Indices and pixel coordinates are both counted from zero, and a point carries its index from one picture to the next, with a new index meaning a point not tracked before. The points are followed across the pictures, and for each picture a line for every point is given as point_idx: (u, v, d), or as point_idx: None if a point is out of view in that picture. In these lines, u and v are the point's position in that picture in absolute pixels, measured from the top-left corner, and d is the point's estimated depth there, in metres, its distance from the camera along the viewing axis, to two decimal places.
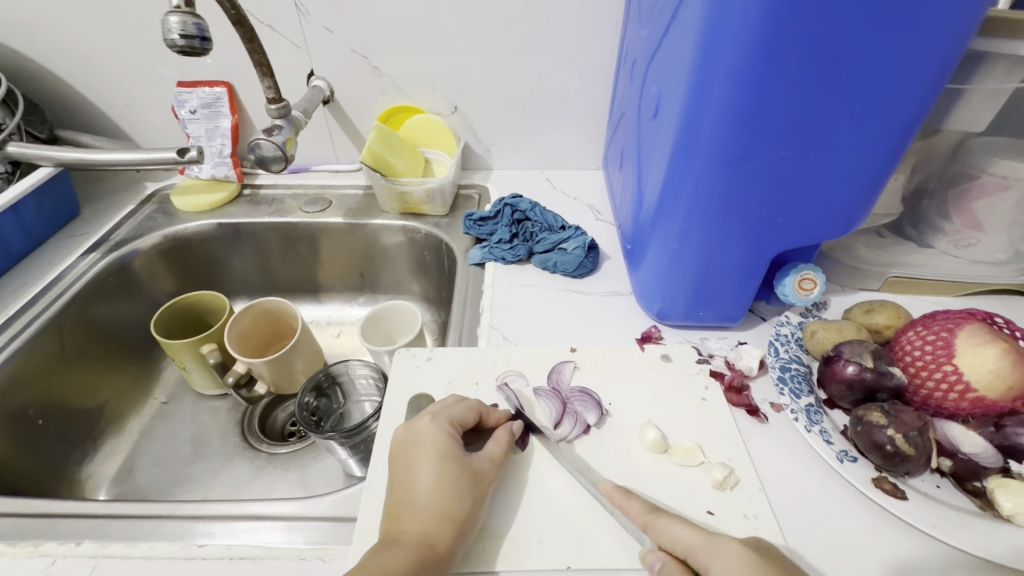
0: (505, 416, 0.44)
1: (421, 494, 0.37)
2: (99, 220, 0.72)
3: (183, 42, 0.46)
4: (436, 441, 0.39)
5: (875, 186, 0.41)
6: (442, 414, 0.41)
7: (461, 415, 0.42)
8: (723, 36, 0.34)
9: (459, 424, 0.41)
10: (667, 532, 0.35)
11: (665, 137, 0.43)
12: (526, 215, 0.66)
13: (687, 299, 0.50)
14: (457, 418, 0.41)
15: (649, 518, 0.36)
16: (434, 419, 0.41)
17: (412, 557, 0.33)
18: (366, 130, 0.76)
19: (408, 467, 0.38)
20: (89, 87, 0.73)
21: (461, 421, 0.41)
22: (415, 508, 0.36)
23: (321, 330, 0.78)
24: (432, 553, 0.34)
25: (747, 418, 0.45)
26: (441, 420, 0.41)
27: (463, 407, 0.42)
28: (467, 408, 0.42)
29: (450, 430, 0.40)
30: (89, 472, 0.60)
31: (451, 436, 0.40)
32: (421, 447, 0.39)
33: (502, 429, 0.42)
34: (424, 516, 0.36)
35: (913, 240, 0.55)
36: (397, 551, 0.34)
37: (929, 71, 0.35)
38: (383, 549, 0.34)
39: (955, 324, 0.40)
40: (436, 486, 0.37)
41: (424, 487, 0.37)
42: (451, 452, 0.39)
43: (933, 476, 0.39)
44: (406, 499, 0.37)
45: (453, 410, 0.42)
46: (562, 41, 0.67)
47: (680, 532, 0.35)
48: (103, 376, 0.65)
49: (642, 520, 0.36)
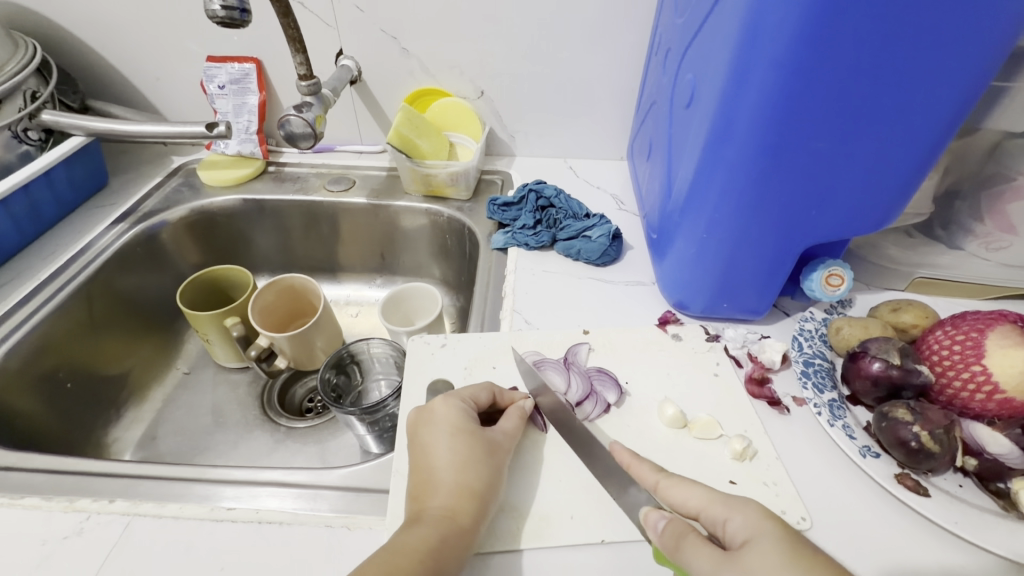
0: (517, 396, 0.44)
1: (440, 472, 0.37)
2: (127, 191, 0.73)
3: (223, 13, 0.45)
4: (450, 419, 0.40)
5: (913, 182, 0.40)
6: (454, 394, 0.42)
7: (473, 394, 0.42)
8: (765, 25, 0.34)
9: (470, 401, 0.42)
10: (677, 492, 0.35)
11: (700, 126, 0.42)
12: (550, 202, 0.65)
13: (712, 290, 0.50)
14: (467, 396, 0.42)
15: (660, 477, 0.37)
16: (446, 400, 0.41)
17: (435, 532, 0.33)
18: (392, 112, 0.77)
19: (423, 447, 0.39)
20: (119, 58, 0.74)
21: (473, 399, 0.42)
22: (435, 487, 0.36)
23: (340, 310, 0.79)
24: (455, 527, 0.34)
25: (767, 409, 0.44)
26: (453, 399, 0.41)
27: (475, 387, 0.43)
28: (478, 389, 0.43)
29: (462, 406, 0.41)
30: (114, 436, 0.62)
31: (464, 413, 0.40)
32: (436, 426, 0.40)
33: (514, 407, 0.42)
34: (445, 493, 0.36)
35: (942, 241, 0.54)
36: (420, 528, 0.34)
37: (976, 67, 0.34)
38: (407, 528, 0.34)
39: (986, 324, 0.40)
40: (453, 463, 0.37)
41: (441, 465, 0.37)
42: (467, 427, 0.39)
43: (956, 475, 0.39)
44: (425, 479, 0.37)
45: (464, 390, 0.43)
46: (593, 29, 0.67)
47: (693, 492, 0.35)
48: (128, 344, 0.66)
49: (654, 478, 0.37)
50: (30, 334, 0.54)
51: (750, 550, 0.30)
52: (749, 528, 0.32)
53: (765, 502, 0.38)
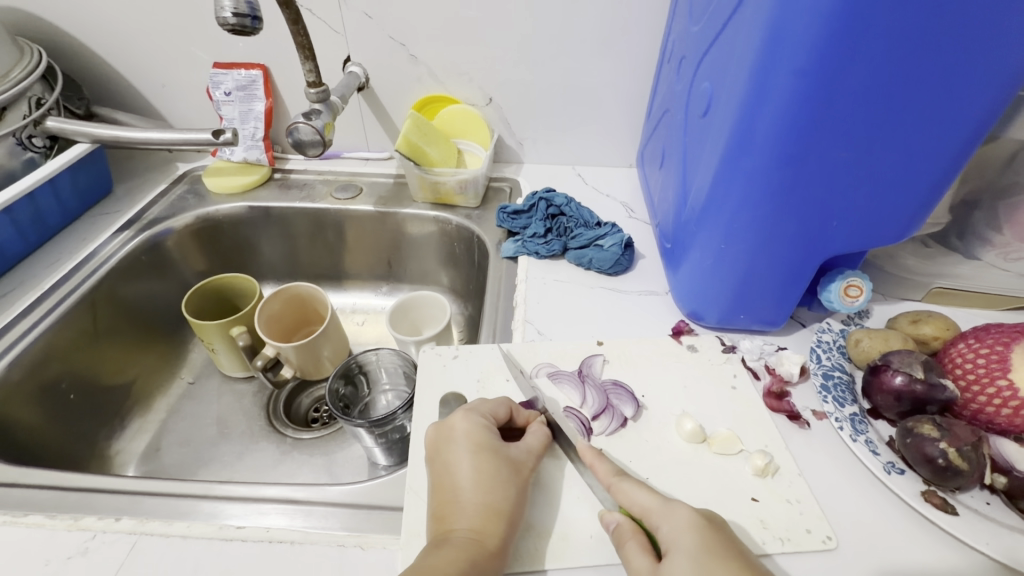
0: (533, 415, 0.43)
1: (464, 491, 0.36)
2: (132, 198, 0.72)
3: (234, 21, 0.43)
4: (472, 436, 0.39)
5: (937, 192, 0.40)
6: (474, 409, 0.41)
7: (492, 410, 0.41)
8: (788, 33, 0.33)
9: (491, 417, 0.41)
10: (627, 494, 0.36)
11: (717, 135, 0.42)
12: (561, 210, 0.64)
13: (728, 301, 0.49)
14: (488, 412, 0.41)
15: (614, 480, 0.37)
16: (467, 415, 0.40)
17: (464, 555, 0.33)
18: (399, 119, 0.76)
19: (445, 465, 0.38)
20: (126, 64, 0.73)
21: (493, 415, 0.41)
22: (460, 507, 0.36)
23: (346, 318, 0.78)
24: (483, 550, 0.33)
25: (787, 423, 0.43)
26: (473, 415, 0.40)
27: (493, 402, 0.42)
28: (497, 404, 0.42)
29: (483, 422, 0.40)
30: (117, 448, 0.61)
31: (485, 429, 0.40)
32: (457, 443, 0.39)
33: (536, 424, 0.42)
34: (471, 513, 0.35)
35: (959, 250, 0.53)
36: (447, 551, 0.33)
37: (1004, 75, 0.34)
38: (433, 550, 0.33)
39: (1011, 338, 0.39)
40: (478, 481, 0.36)
41: (466, 484, 0.36)
42: (490, 445, 0.38)
43: (983, 492, 0.38)
44: (449, 499, 0.36)
45: (483, 405, 0.42)
46: (603, 36, 0.66)
47: (640, 496, 0.35)
48: (132, 354, 0.65)
49: (609, 479, 0.37)
50: (33, 344, 0.53)
51: (669, 560, 0.32)
52: (672, 537, 0.33)
53: (789, 520, 0.37)
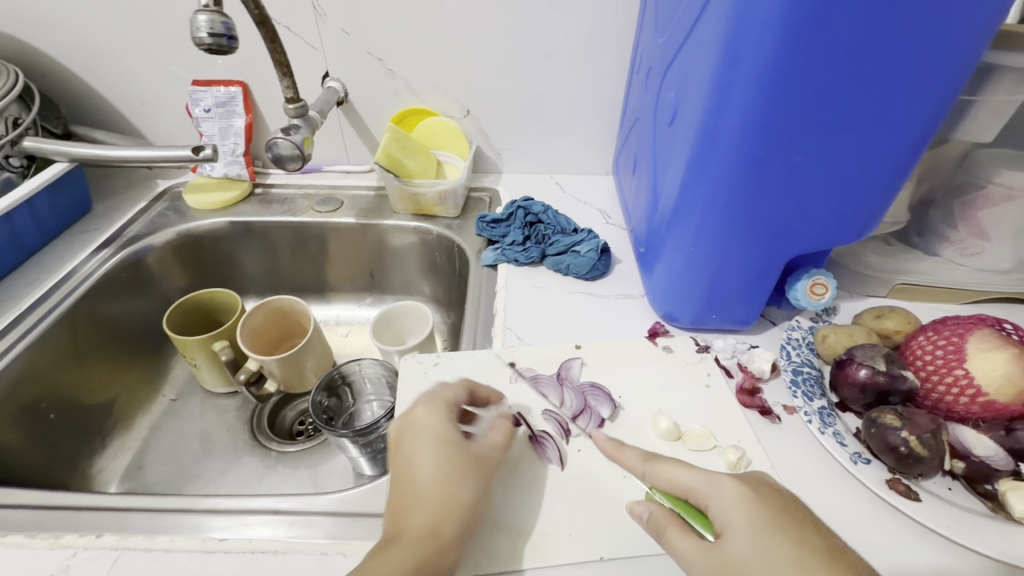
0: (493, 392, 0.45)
1: (421, 486, 0.37)
2: (111, 215, 0.72)
3: (211, 40, 0.44)
4: (433, 428, 0.40)
5: (891, 191, 0.42)
6: (435, 401, 0.42)
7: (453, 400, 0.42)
8: (745, 43, 0.35)
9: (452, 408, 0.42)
10: (665, 475, 0.37)
11: (684, 141, 0.43)
12: (538, 218, 0.66)
13: (700, 301, 0.50)
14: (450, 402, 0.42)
15: (647, 465, 0.38)
16: (429, 407, 0.41)
17: (415, 554, 0.33)
18: (379, 132, 0.77)
19: (406, 459, 0.39)
20: (104, 83, 0.74)
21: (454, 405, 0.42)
22: (416, 502, 0.36)
23: (330, 330, 0.78)
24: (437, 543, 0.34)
25: (759, 418, 0.45)
26: (435, 407, 0.41)
27: (453, 390, 0.43)
28: (457, 391, 0.43)
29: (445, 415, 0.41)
30: (99, 467, 0.60)
31: (446, 420, 0.40)
32: (417, 437, 0.40)
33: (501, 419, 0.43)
34: (426, 508, 0.36)
35: (919, 248, 0.56)
36: (400, 548, 0.34)
37: (946, 81, 0.36)
38: (388, 545, 0.34)
39: (965, 329, 0.42)
40: (435, 478, 0.37)
41: (423, 480, 0.37)
42: (450, 437, 0.39)
43: (945, 478, 0.40)
44: (407, 495, 0.37)
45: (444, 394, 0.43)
46: (576, 48, 0.68)
47: (680, 474, 0.36)
48: (112, 372, 0.65)
49: (641, 467, 0.39)
50: (13, 364, 0.53)
51: (728, 539, 0.32)
52: (726, 511, 0.33)
53: None
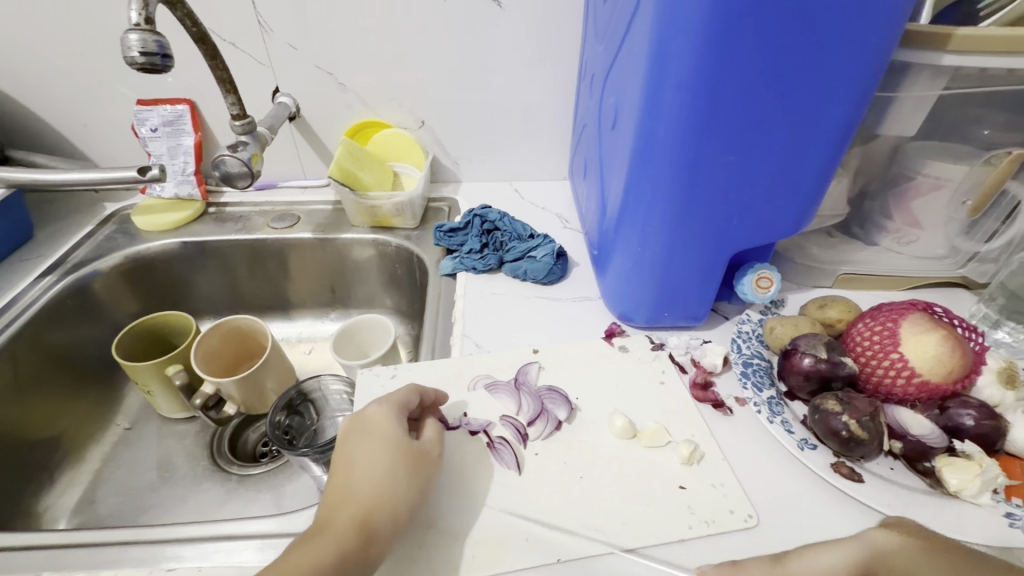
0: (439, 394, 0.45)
1: (357, 485, 0.37)
2: (55, 241, 0.69)
3: (143, 59, 0.43)
4: (381, 427, 0.40)
5: (819, 186, 0.44)
6: (387, 401, 0.42)
7: (403, 398, 0.43)
8: (670, 50, 0.36)
9: (402, 404, 0.42)
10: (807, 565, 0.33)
11: (624, 146, 0.44)
12: (495, 225, 0.66)
13: (653, 301, 0.51)
14: (399, 401, 0.42)
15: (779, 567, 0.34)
16: (380, 407, 0.41)
17: (334, 548, 0.33)
18: (334, 146, 0.77)
19: (349, 457, 0.39)
20: (43, 106, 0.72)
21: (404, 402, 0.42)
22: (349, 497, 0.36)
23: (292, 348, 0.77)
24: (365, 537, 0.34)
25: (712, 412, 0.46)
26: (386, 406, 0.41)
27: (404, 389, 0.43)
28: (408, 391, 0.43)
29: (394, 416, 0.41)
30: (47, 504, 0.58)
31: (394, 419, 0.41)
32: (368, 435, 0.40)
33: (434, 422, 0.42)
34: (356, 505, 0.36)
35: (859, 238, 0.59)
36: (322, 542, 0.34)
37: (859, 80, 0.38)
38: (309, 539, 0.34)
39: (899, 314, 0.44)
40: (371, 475, 0.37)
41: (360, 478, 0.37)
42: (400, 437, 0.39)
43: (887, 459, 0.41)
44: (341, 491, 0.37)
45: (396, 394, 0.43)
46: (525, 57, 0.69)
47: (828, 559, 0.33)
48: (61, 404, 0.62)
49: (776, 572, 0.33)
50: None
51: None
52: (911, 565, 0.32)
53: (713, 503, 0.39)
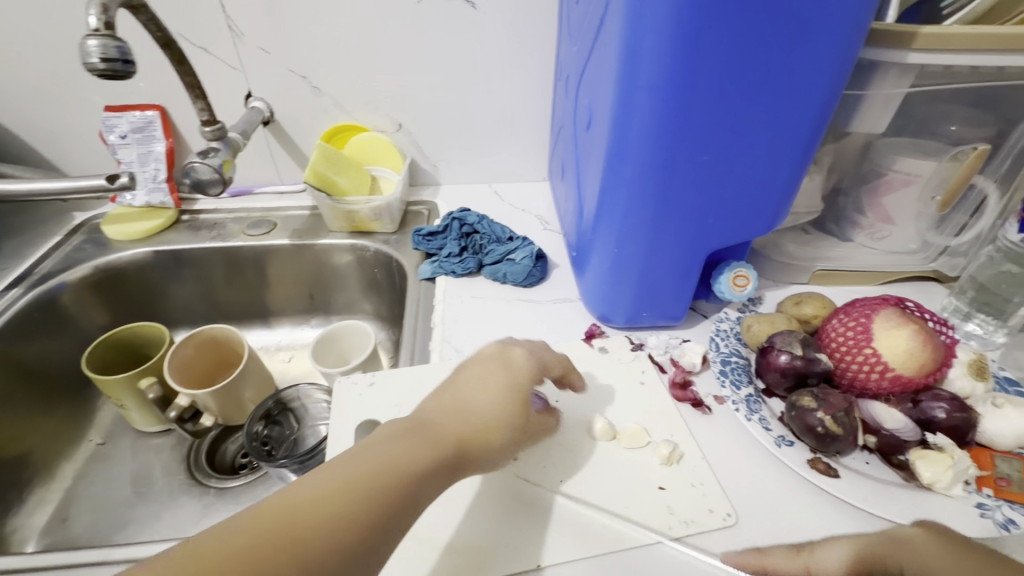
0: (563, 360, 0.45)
1: (470, 404, 0.38)
2: (22, 253, 0.67)
3: (104, 65, 0.42)
4: (518, 368, 0.40)
5: (792, 184, 0.44)
6: (532, 351, 0.43)
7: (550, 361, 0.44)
8: (640, 52, 0.36)
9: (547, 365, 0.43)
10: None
11: (599, 147, 0.44)
12: (474, 228, 0.66)
13: (632, 301, 0.51)
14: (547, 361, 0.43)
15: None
16: (527, 351, 0.42)
17: (429, 457, 0.34)
18: (310, 150, 0.76)
19: (467, 380, 0.40)
20: (6, 113, 0.69)
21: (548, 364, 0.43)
22: (460, 412, 0.37)
23: (271, 356, 0.75)
24: (456, 455, 0.35)
25: (691, 411, 0.46)
26: (532, 354, 0.42)
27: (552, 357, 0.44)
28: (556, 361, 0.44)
29: (535, 366, 0.41)
30: (16, 524, 0.56)
31: (534, 367, 0.41)
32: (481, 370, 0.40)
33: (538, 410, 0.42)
34: (463, 424, 0.37)
35: (835, 235, 0.60)
36: (418, 443, 0.34)
37: (827, 79, 0.38)
38: (409, 433, 0.35)
39: (872, 309, 0.44)
40: (487, 401, 0.38)
41: (473, 399, 0.38)
42: (517, 380, 0.40)
43: (862, 453, 0.42)
44: (452, 403, 0.38)
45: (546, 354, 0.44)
46: (502, 58, 0.69)
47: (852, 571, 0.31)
48: (29, 421, 0.61)
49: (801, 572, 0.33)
50: None
51: None
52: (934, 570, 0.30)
53: (692, 503, 0.39)
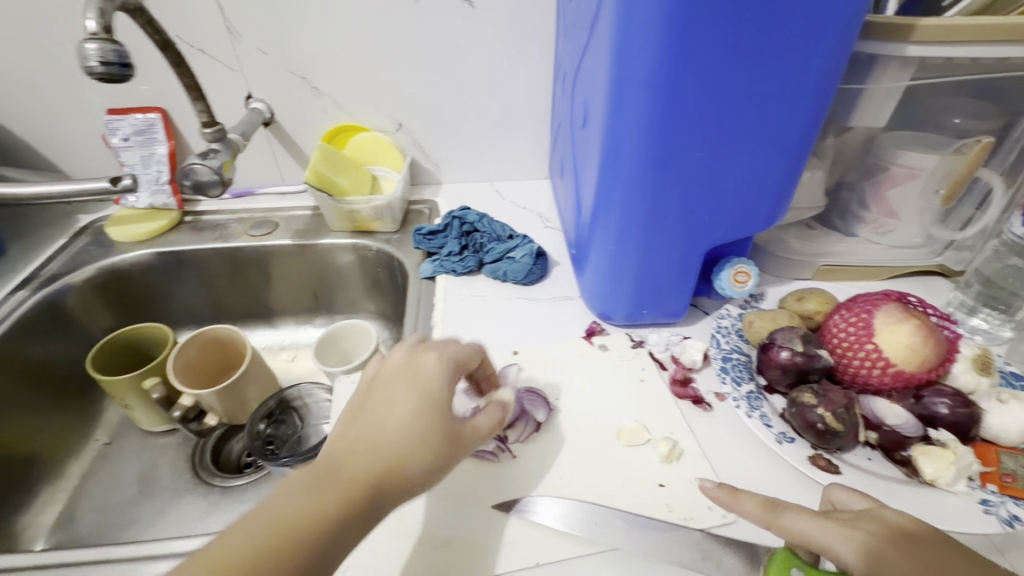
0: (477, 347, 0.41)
1: (388, 427, 0.34)
2: (28, 256, 0.68)
3: (102, 69, 0.43)
4: (424, 384, 0.36)
5: (790, 179, 0.44)
6: (448, 352, 0.38)
7: (466, 357, 0.39)
8: (632, 48, 0.35)
9: (463, 362, 0.39)
10: None
11: (595, 145, 0.44)
12: (474, 227, 0.66)
13: (631, 298, 0.51)
14: (460, 359, 0.39)
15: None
16: (441, 356, 0.38)
17: (362, 493, 0.32)
18: (311, 151, 0.76)
19: (381, 401, 0.36)
20: (11, 118, 0.70)
21: (465, 361, 0.39)
22: (387, 434, 0.34)
23: (275, 356, 0.76)
24: (384, 485, 0.32)
25: (692, 408, 0.46)
26: (447, 358, 0.38)
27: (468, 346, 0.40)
28: (471, 351, 0.40)
29: (448, 377, 0.37)
30: (24, 523, 0.57)
31: (447, 386, 0.36)
32: (390, 383, 0.37)
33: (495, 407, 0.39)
34: (398, 450, 0.33)
35: (839, 230, 0.59)
36: (347, 477, 0.32)
37: (822, 71, 0.38)
38: (331, 466, 0.32)
39: (873, 305, 0.44)
40: (404, 427, 0.34)
41: (393, 424, 0.34)
42: (430, 395, 0.36)
43: (865, 449, 0.41)
44: (375, 422, 0.35)
45: (455, 350, 0.39)
46: (501, 56, 0.69)
47: None
48: (36, 421, 0.61)
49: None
50: None
51: None
52: None
53: (690, 500, 0.39)
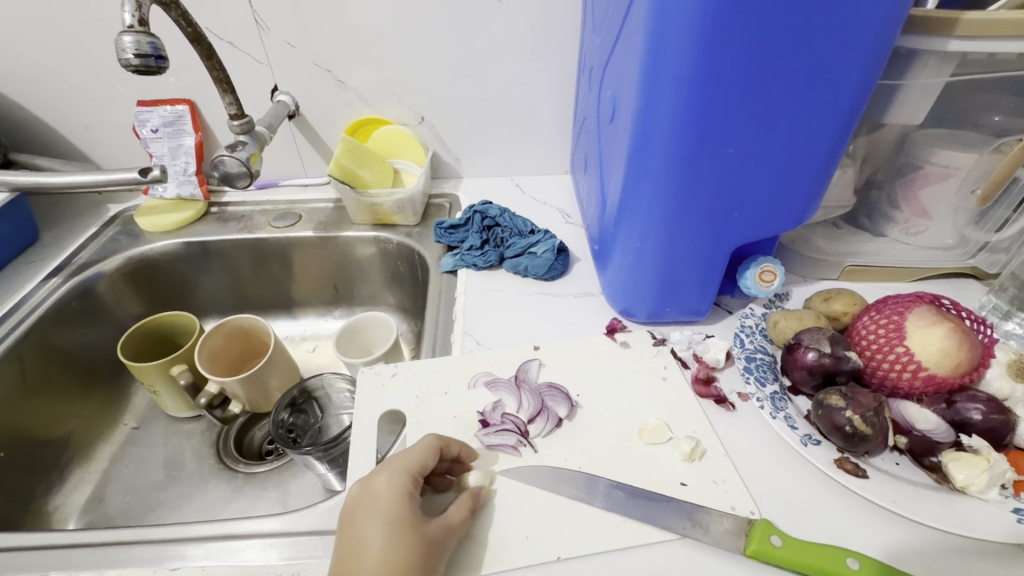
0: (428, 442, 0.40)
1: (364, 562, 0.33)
2: (61, 244, 0.70)
3: (137, 61, 0.43)
4: (390, 504, 0.35)
5: (822, 178, 0.43)
6: (399, 467, 0.37)
7: (419, 461, 0.38)
8: (667, 42, 0.35)
9: (418, 469, 0.38)
10: None
11: (623, 140, 0.44)
12: (496, 221, 0.66)
13: (654, 296, 0.51)
14: (415, 466, 0.38)
15: None
16: (391, 475, 0.37)
17: None
18: (334, 144, 0.77)
19: (352, 536, 0.35)
20: (46, 109, 0.72)
21: (420, 465, 0.38)
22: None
23: (296, 346, 0.77)
24: None
25: (714, 407, 0.46)
26: (398, 474, 0.37)
27: (419, 450, 0.39)
28: (424, 450, 0.39)
29: (407, 485, 0.37)
30: (56, 503, 0.59)
31: (409, 496, 0.36)
32: (351, 520, 0.36)
33: (468, 496, 0.38)
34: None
35: (868, 229, 0.58)
36: None
37: (862, 68, 0.37)
38: None
39: (905, 307, 0.43)
40: (383, 556, 0.33)
41: (368, 555, 0.33)
42: (393, 514, 0.35)
43: (893, 453, 0.41)
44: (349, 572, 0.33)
45: (409, 455, 0.38)
46: (525, 50, 0.68)
47: None
48: (68, 405, 0.63)
49: None
50: None
51: None
52: None
53: (714, 502, 0.39)
